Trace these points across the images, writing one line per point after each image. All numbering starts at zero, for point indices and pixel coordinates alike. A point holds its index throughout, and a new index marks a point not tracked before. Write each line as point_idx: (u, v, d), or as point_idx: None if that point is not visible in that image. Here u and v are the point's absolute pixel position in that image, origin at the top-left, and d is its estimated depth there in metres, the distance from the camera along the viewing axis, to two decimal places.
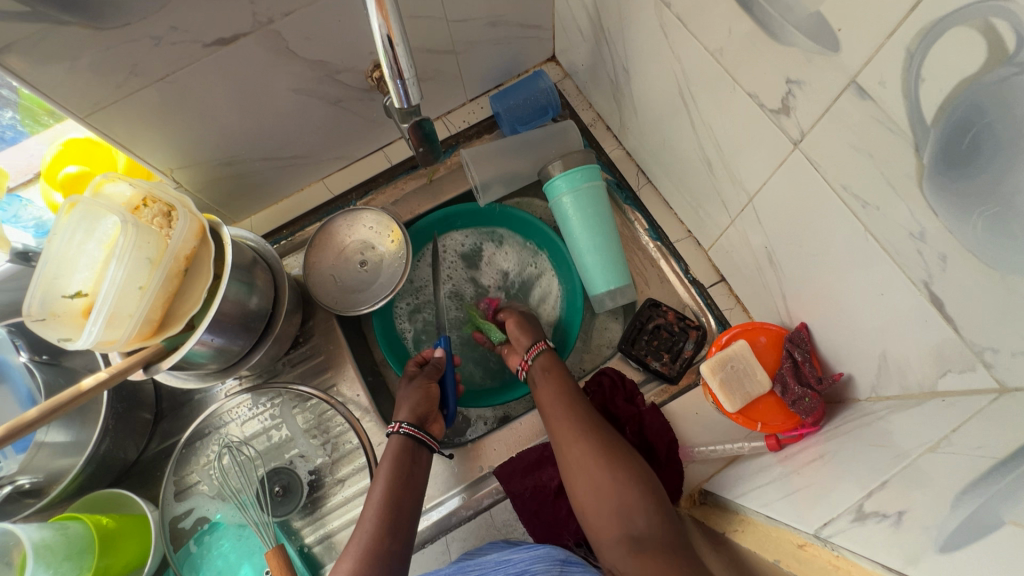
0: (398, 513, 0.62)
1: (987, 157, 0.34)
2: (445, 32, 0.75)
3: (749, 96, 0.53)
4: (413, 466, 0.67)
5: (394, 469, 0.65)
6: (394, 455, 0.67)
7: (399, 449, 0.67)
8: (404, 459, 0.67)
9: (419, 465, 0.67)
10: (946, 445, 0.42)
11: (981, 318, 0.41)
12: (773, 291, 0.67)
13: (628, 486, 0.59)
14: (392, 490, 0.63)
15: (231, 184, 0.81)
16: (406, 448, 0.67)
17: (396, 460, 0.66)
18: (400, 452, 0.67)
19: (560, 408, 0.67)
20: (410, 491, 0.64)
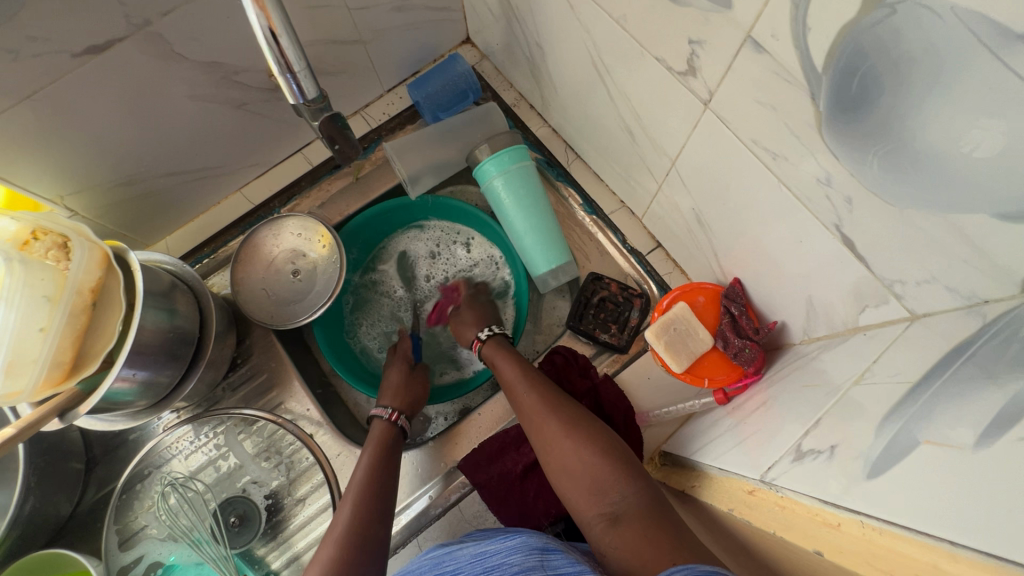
0: (379, 494, 0.62)
1: (875, 98, 0.36)
2: (348, 20, 0.71)
3: (657, 60, 0.53)
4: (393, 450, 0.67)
5: (376, 454, 0.66)
6: (374, 441, 0.68)
7: (381, 435, 0.69)
8: (386, 446, 0.67)
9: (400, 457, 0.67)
10: (869, 376, 0.44)
11: (888, 253, 0.43)
12: (706, 251, 0.69)
13: (577, 426, 0.60)
14: (370, 475, 0.63)
15: (136, 205, 0.75)
16: (389, 438, 0.69)
17: (377, 447, 0.67)
18: (381, 440, 0.68)
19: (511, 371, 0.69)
20: (389, 475, 0.64)
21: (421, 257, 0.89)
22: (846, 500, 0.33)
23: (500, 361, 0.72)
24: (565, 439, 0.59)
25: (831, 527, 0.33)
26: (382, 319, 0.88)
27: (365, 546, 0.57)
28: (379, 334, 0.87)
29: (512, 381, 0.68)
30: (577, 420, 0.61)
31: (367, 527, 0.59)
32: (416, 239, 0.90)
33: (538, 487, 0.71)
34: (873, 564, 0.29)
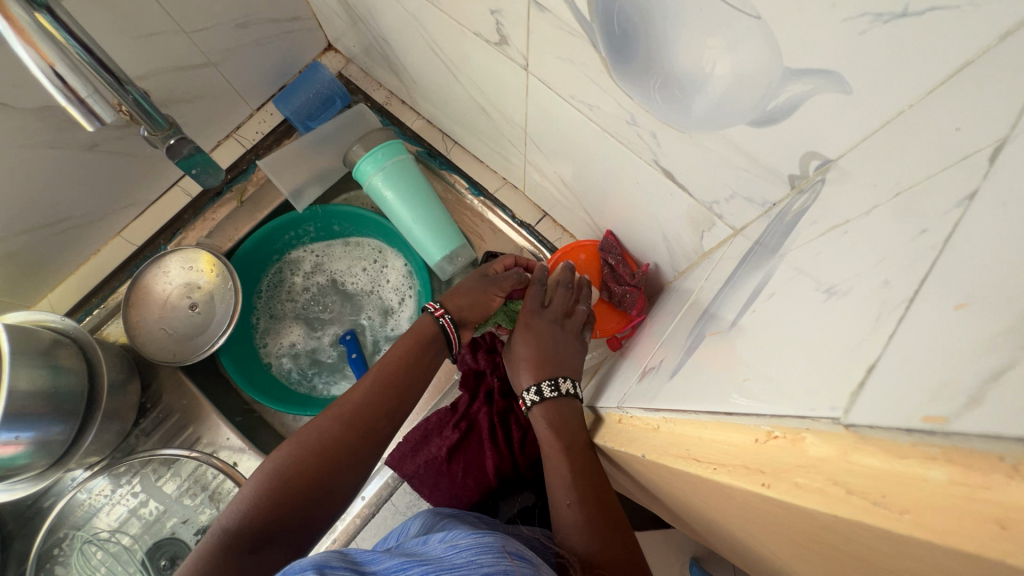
0: (402, 393, 0.58)
1: (633, 35, 0.38)
2: (188, 44, 0.71)
3: (476, 35, 0.55)
4: (435, 352, 0.63)
5: (421, 346, 0.61)
6: (422, 333, 0.62)
7: (423, 334, 0.62)
8: (429, 345, 0.62)
9: (417, 380, 0.60)
10: (705, 292, 0.48)
11: (697, 177, 0.46)
12: (581, 210, 0.72)
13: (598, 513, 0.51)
14: (403, 369, 0.59)
15: (1, 268, 0.72)
16: (424, 335, 0.62)
17: (422, 342, 0.62)
18: (430, 336, 0.62)
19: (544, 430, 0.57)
20: (420, 379, 0.60)
21: (344, 269, 0.89)
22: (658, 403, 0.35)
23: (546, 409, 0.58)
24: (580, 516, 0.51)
25: (654, 430, 0.35)
26: (289, 318, 0.88)
27: (363, 438, 0.54)
28: (287, 337, 0.87)
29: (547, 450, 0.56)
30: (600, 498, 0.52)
31: (376, 415, 0.56)
32: (349, 253, 0.90)
33: (465, 465, 0.72)
34: (670, 451, 0.31)
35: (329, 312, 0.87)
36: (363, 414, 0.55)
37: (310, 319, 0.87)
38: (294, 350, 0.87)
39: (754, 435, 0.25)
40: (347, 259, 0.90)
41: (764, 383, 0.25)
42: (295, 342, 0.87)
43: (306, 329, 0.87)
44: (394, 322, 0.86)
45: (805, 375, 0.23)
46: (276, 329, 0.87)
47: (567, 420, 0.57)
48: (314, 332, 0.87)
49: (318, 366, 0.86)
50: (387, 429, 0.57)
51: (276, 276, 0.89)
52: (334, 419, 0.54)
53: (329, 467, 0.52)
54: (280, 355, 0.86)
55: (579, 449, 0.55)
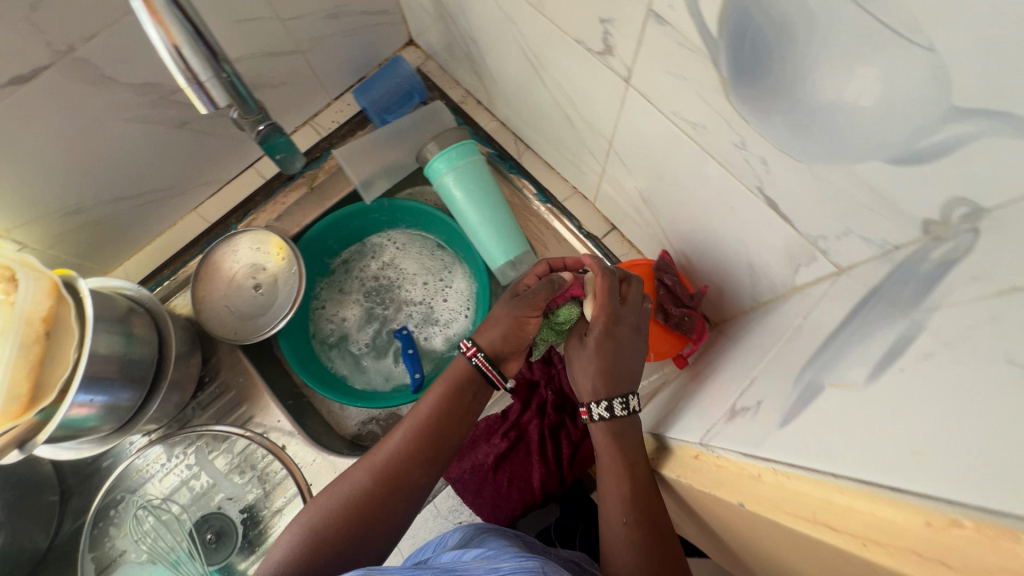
0: (436, 440, 0.57)
1: (767, 57, 0.36)
2: (282, 31, 0.72)
3: (577, 43, 0.54)
4: (472, 397, 0.60)
5: (457, 394, 0.59)
6: (454, 379, 0.60)
7: (462, 374, 0.60)
8: (463, 389, 0.59)
9: (456, 426, 0.58)
10: (802, 330, 0.45)
11: (806, 209, 0.44)
12: (656, 227, 0.70)
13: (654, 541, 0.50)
14: (439, 421, 0.58)
15: (87, 233, 0.75)
16: (466, 375, 0.60)
17: (455, 389, 0.59)
18: (461, 380, 0.59)
19: (606, 448, 0.55)
20: (456, 427, 0.58)
21: (422, 277, 0.88)
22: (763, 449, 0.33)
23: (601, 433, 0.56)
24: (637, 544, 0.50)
25: (754, 479, 0.33)
26: (353, 292, 0.89)
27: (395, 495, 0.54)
28: (342, 311, 0.88)
29: (607, 470, 0.54)
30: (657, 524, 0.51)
31: (410, 466, 0.55)
32: (424, 255, 0.90)
33: (511, 476, 0.71)
34: (784, 508, 0.29)
35: (388, 309, 0.87)
36: (397, 467, 0.55)
37: (369, 304, 0.88)
38: (341, 323, 0.88)
39: (925, 518, 0.22)
40: (421, 262, 0.90)
41: (944, 468, 0.21)
42: (347, 321, 0.88)
43: (361, 311, 0.88)
44: (440, 334, 0.86)
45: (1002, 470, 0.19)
46: (338, 298, 0.89)
47: (626, 440, 0.55)
48: (364, 318, 0.87)
49: (350, 352, 0.86)
50: (423, 481, 0.56)
51: (370, 248, 0.91)
52: (367, 473, 0.55)
53: (363, 524, 0.52)
54: (330, 323, 0.88)
55: (641, 475, 0.53)
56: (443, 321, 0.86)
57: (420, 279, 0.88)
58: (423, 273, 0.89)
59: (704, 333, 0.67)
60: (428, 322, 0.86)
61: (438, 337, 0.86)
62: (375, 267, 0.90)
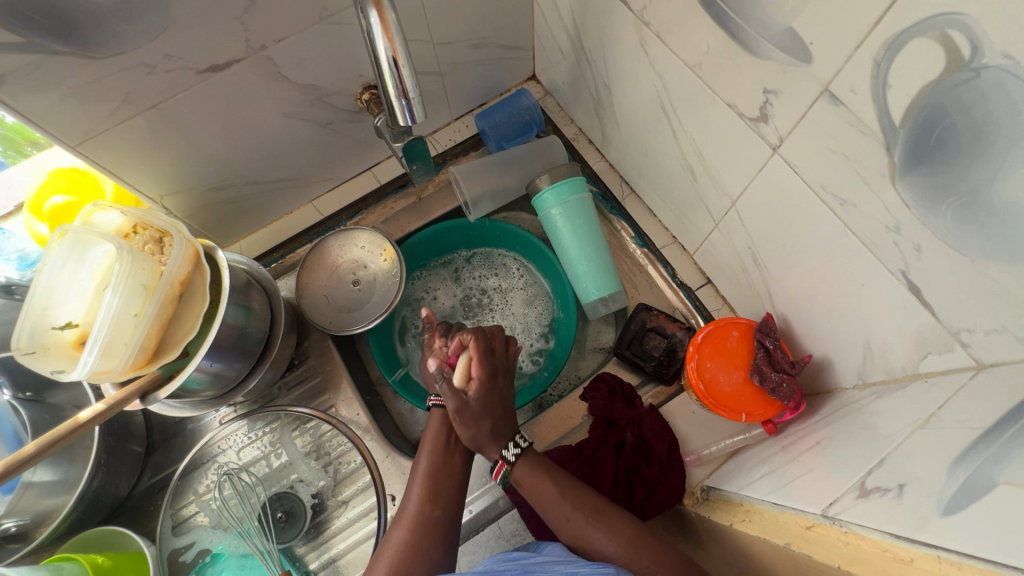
0: (439, 479, 0.66)
1: (954, 152, 0.38)
2: (431, 53, 0.78)
3: (728, 105, 0.56)
4: (453, 434, 0.71)
5: (436, 448, 0.68)
6: (436, 426, 0.70)
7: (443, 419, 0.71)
8: (444, 429, 0.71)
9: (451, 459, 0.68)
10: (934, 420, 0.45)
11: (955, 301, 0.44)
12: (759, 289, 0.71)
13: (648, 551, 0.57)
14: (430, 471, 0.66)
15: (220, 209, 0.81)
16: (443, 424, 0.70)
17: (437, 432, 0.70)
18: (439, 425, 0.70)
19: (559, 506, 0.61)
20: (451, 462, 0.68)
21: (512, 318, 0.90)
22: (917, 536, 0.33)
23: (542, 490, 0.63)
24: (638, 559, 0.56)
25: (902, 562, 0.33)
26: (458, 282, 0.93)
27: (425, 534, 0.61)
28: (440, 293, 0.93)
29: (582, 531, 0.60)
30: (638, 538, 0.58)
31: (428, 506, 0.64)
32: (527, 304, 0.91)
33: None
34: None
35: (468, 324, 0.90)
36: (418, 510, 0.63)
37: (458, 305, 0.92)
38: (429, 297, 0.93)
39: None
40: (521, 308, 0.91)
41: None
42: (435, 305, 0.92)
43: (450, 304, 0.92)
44: None
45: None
46: (443, 279, 0.93)
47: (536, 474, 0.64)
48: (446, 310, 0.91)
49: (412, 333, 0.91)
50: (440, 513, 0.63)
51: (496, 264, 0.94)
52: (399, 526, 0.62)
53: (414, 561, 0.59)
54: (424, 294, 0.93)
55: (608, 522, 0.60)
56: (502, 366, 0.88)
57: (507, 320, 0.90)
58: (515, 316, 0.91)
59: (802, 402, 0.65)
60: None
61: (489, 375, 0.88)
62: (484, 282, 0.93)
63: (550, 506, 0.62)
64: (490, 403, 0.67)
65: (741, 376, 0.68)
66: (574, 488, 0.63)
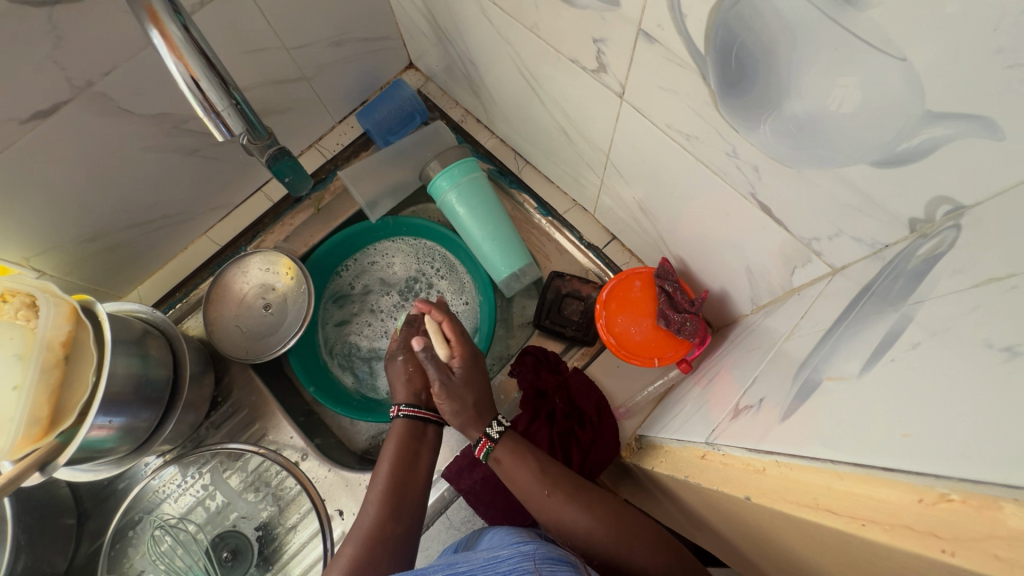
0: (402, 494, 0.62)
1: (753, 71, 0.38)
2: (288, 60, 0.75)
3: (571, 61, 0.56)
4: (418, 448, 0.66)
5: (403, 457, 0.64)
6: (401, 436, 0.66)
7: (409, 430, 0.67)
8: (411, 439, 0.66)
9: (418, 464, 0.65)
10: (800, 329, 0.47)
11: (798, 213, 0.45)
12: (655, 235, 0.72)
13: (619, 524, 0.58)
14: (396, 487, 0.62)
15: (104, 259, 0.77)
16: (408, 433, 0.66)
17: (405, 441, 0.66)
18: (405, 432, 0.66)
19: (540, 487, 0.61)
20: (416, 476, 0.63)
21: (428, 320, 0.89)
22: (764, 444, 0.34)
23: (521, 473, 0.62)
24: (610, 533, 0.57)
25: (758, 473, 0.34)
26: (419, 262, 0.91)
27: (382, 548, 0.58)
28: (394, 266, 0.92)
29: (561, 509, 0.60)
30: (613, 511, 0.60)
31: (388, 523, 0.60)
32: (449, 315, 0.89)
33: None
34: (785, 496, 0.30)
35: (405, 306, 0.89)
36: (378, 527, 0.59)
37: (406, 283, 0.91)
38: (385, 263, 0.92)
39: (920, 496, 0.22)
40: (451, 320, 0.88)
41: (945, 446, 0.21)
42: (381, 275, 0.91)
43: (400, 275, 0.91)
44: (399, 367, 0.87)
45: (996, 441, 0.20)
46: (405, 250, 0.92)
47: (520, 458, 0.63)
48: (393, 281, 0.91)
49: (349, 293, 0.91)
50: (399, 530, 0.60)
51: (452, 267, 0.91)
52: (348, 542, 0.58)
53: None
54: (380, 259, 0.92)
55: (587, 499, 0.60)
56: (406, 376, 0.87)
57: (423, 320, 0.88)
58: None
59: (706, 336, 0.67)
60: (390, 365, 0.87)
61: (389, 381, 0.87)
62: (436, 279, 0.91)
63: (528, 490, 0.61)
64: (469, 377, 0.67)
65: (649, 321, 0.70)
66: (559, 471, 0.62)
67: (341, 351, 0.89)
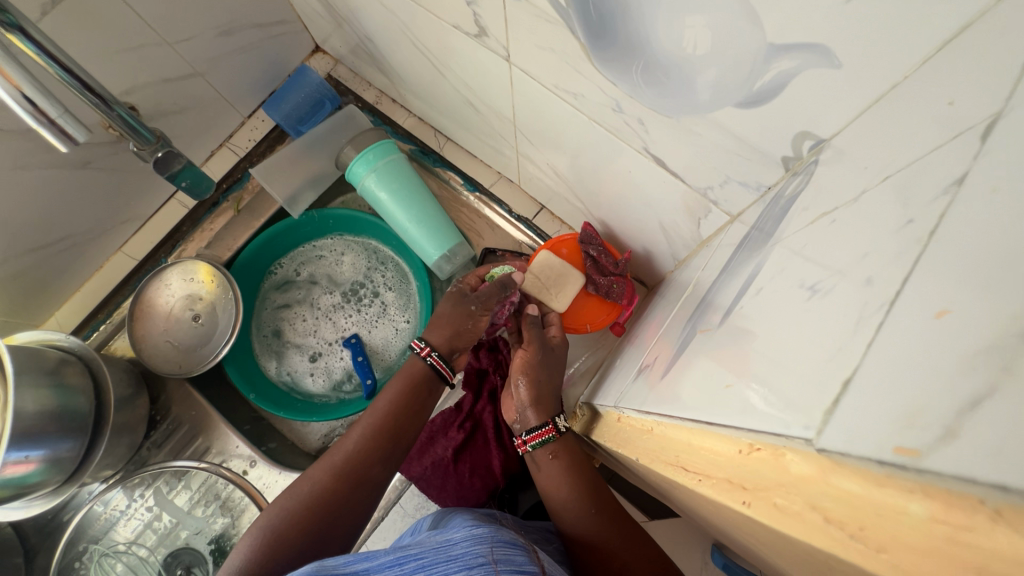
0: (393, 439, 0.59)
1: (611, 19, 0.36)
2: (173, 55, 0.70)
3: (455, 28, 0.53)
4: (424, 400, 0.62)
5: (405, 400, 0.61)
6: (411, 381, 0.62)
7: (416, 377, 0.62)
8: (419, 387, 0.62)
9: (415, 419, 0.61)
10: (702, 283, 0.46)
11: (689, 163, 0.44)
12: (577, 201, 0.71)
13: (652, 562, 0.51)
14: (388, 432, 0.58)
15: (9, 288, 0.73)
16: (418, 376, 0.62)
17: (413, 386, 0.62)
18: (419, 378, 0.62)
19: (578, 506, 0.54)
20: (411, 426, 0.60)
21: (361, 324, 0.86)
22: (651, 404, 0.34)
23: (563, 479, 0.56)
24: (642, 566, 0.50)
25: (645, 433, 0.34)
26: (369, 268, 0.89)
27: (357, 485, 0.55)
28: (344, 265, 0.89)
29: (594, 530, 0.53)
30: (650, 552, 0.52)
31: (369, 461, 0.56)
32: (389, 323, 0.86)
33: (471, 465, 0.72)
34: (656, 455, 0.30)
35: (343, 307, 0.87)
36: (357, 463, 0.56)
37: (352, 284, 0.88)
38: (335, 258, 0.89)
39: (742, 446, 0.22)
40: (392, 332, 0.86)
41: (764, 399, 0.22)
42: (329, 271, 0.89)
43: (348, 275, 0.89)
44: (327, 362, 0.86)
45: (793, 388, 0.20)
46: (356, 248, 0.90)
47: (573, 464, 0.57)
48: (341, 279, 0.88)
49: (292, 280, 0.89)
50: (380, 475, 0.57)
51: (401, 275, 0.88)
52: (322, 471, 0.55)
53: (328, 516, 0.52)
54: (332, 255, 0.89)
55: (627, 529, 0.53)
56: (334, 377, 0.85)
57: (359, 324, 0.86)
58: (380, 333, 0.86)
59: (635, 297, 0.68)
60: (318, 360, 0.86)
61: (313, 377, 0.85)
62: (383, 287, 0.88)
63: (567, 502, 0.55)
64: (552, 367, 0.64)
65: (580, 289, 0.69)
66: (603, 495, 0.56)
67: (273, 333, 0.87)
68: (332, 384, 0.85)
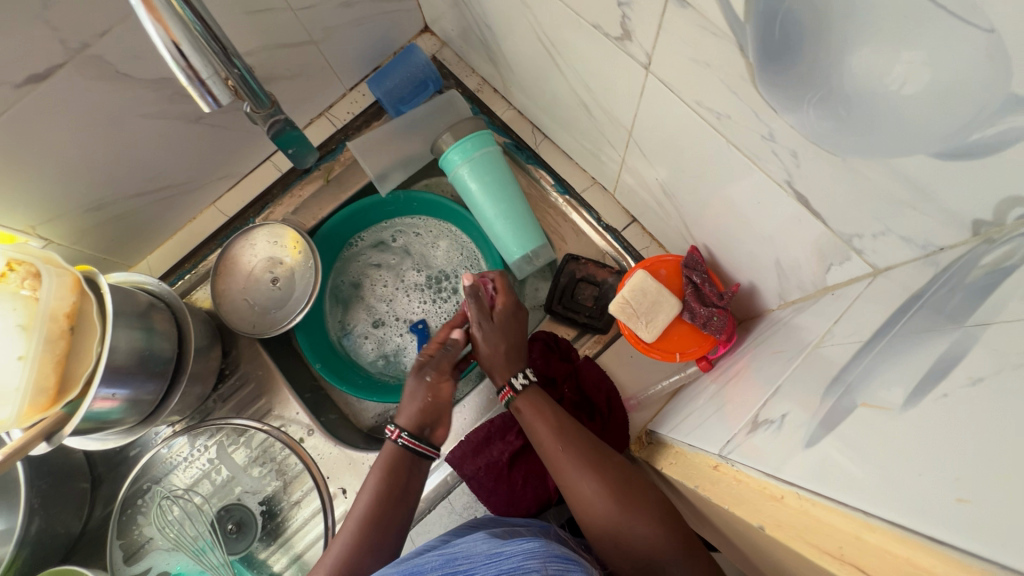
0: (381, 525, 0.59)
1: (800, 42, 0.33)
2: (294, 21, 0.71)
3: (595, 27, 0.51)
4: (408, 479, 0.63)
5: (387, 482, 0.61)
6: (388, 462, 0.63)
7: (397, 456, 0.63)
8: (399, 467, 0.63)
9: (402, 502, 0.61)
10: (829, 338, 0.43)
11: (841, 206, 0.40)
12: (678, 221, 0.67)
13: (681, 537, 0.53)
14: (373, 518, 0.59)
15: (111, 228, 0.76)
16: (395, 459, 0.63)
17: (390, 471, 0.62)
18: (392, 461, 0.63)
19: (600, 497, 0.56)
20: (399, 507, 0.60)
21: (427, 310, 0.86)
22: None
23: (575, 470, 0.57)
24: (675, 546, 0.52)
25: (775, 500, 0.35)
26: (460, 264, 0.88)
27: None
28: (438, 251, 0.88)
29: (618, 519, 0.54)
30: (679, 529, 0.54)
31: (360, 556, 0.57)
32: None
33: (525, 473, 0.70)
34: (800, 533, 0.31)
35: (422, 289, 0.87)
36: (350, 559, 0.56)
37: (439, 274, 0.87)
38: (432, 241, 0.89)
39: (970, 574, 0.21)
40: None
41: (988, 525, 0.21)
42: (421, 251, 0.89)
43: (440, 263, 0.88)
44: (389, 332, 0.86)
45: None
46: (455, 240, 0.88)
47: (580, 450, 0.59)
48: (432, 264, 0.88)
49: (386, 245, 0.89)
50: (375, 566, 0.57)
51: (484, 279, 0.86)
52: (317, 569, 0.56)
53: None
54: (430, 241, 0.89)
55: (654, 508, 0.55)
56: (388, 348, 0.86)
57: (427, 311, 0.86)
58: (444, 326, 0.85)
59: (734, 333, 0.63)
60: (379, 327, 0.86)
61: (369, 340, 0.86)
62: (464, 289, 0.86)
63: (588, 494, 0.56)
64: (503, 332, 0.69)
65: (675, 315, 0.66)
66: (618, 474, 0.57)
67: (349, 284, 0.88)
68: (385, 356, 0.85)
